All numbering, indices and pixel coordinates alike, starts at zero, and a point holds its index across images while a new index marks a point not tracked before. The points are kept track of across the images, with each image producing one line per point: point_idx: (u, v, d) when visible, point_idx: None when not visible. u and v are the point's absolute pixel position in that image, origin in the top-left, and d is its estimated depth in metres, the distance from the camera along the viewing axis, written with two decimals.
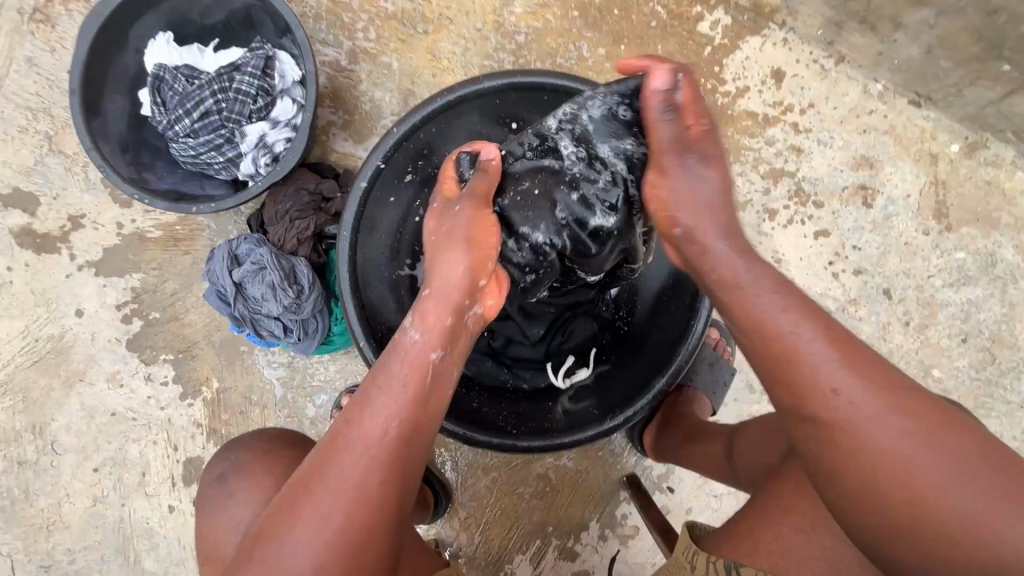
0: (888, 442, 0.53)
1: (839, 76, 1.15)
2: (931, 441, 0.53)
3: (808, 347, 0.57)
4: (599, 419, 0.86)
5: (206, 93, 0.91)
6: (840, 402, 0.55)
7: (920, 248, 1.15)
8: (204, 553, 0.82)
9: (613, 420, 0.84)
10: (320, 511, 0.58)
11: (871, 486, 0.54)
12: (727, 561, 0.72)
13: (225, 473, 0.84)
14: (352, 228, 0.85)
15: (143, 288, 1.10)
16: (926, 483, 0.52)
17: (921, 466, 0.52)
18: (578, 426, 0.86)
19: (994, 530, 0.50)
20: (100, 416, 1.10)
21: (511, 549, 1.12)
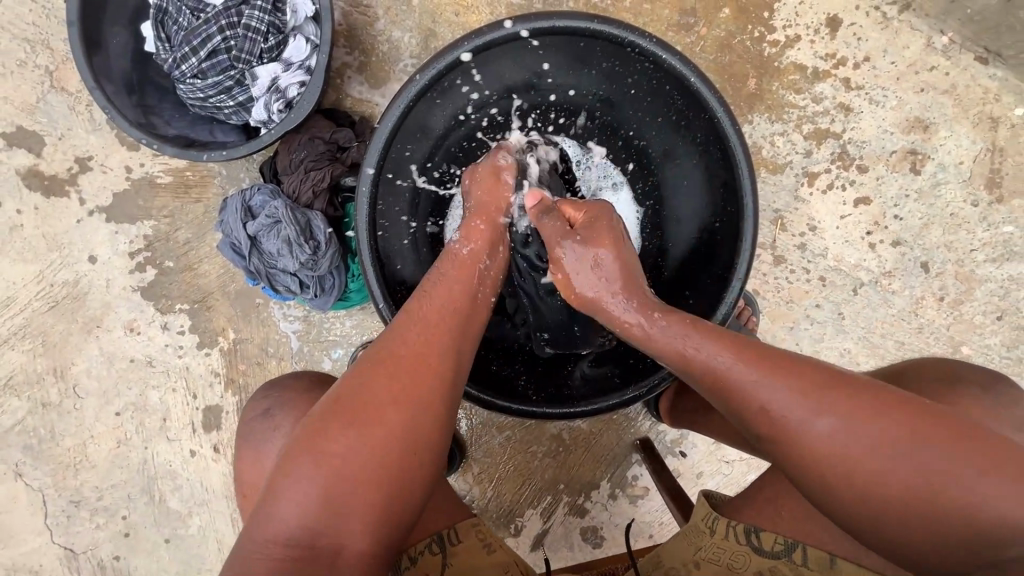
0: (835, 441, 0.56)
1: (901, 27, 1.05)
2: (885, 432, 0.56)
3: (730, 370, 0.61)
4: (621, 389, 0.84)
5: (212, 29, 0.84)
6: (812, 418, 0.57)
7: (966, 219, 1.08)
8: (239, 481, 0.78)
9: (635, 390, 0.81)
10: (324, 463, 0.57)
11: (864, 492, 0.56)
12: (745, 525, 0.71)
13: (272, 407, 0.77)
14: (370, 184, 0.78)
15: (155, 235, 1.08)
16: (897, 480, 0.55)
17: (881, 456, 0.55)
18: (599, 396, 0.84)
19: (983, 504, 0.53)
20: (119, 362, 1.11)
21: (522, 503, 1.15)
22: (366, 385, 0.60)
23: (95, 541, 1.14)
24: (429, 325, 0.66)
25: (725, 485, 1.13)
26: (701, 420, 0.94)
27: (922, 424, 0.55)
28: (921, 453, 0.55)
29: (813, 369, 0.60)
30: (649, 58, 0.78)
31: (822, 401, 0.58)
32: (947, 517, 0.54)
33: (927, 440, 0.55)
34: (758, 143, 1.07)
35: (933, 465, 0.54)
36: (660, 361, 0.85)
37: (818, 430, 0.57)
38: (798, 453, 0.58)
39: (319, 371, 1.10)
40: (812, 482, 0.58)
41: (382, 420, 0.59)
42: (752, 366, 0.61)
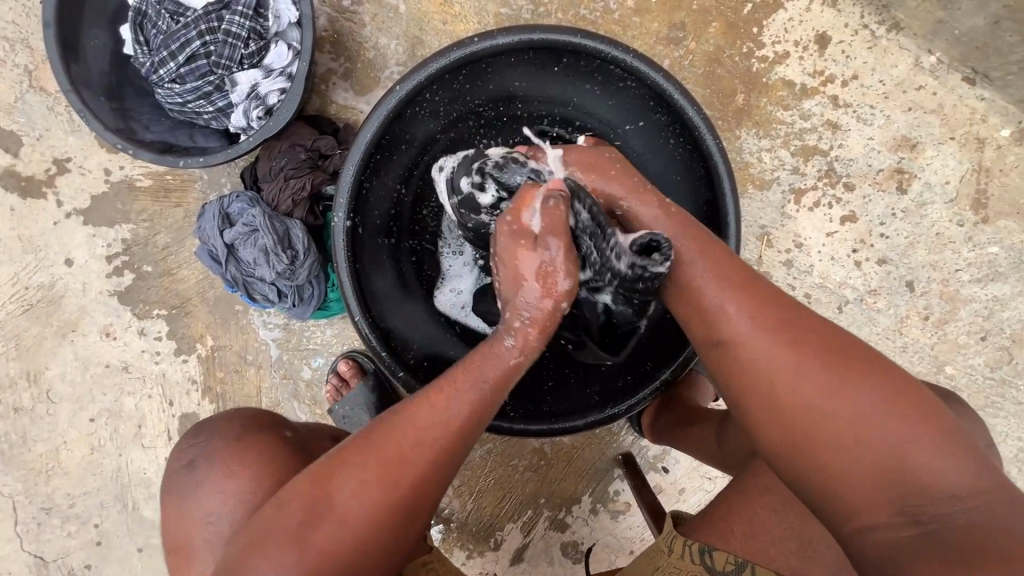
0: (783, 367, 0.54)
1: (890, 45, 1.04)
2: (810, 364, 0.54)
3: (702, 283, 0.62)
4: (600, 406, 0.83)
5: (192, 34, 0.83)
6: (764, 339, 0.56)
7: (952, 239, 1.08)
8: (168, 537, 0.74)
9: (614, 408, 0.81)
10: (290, 554, 0.54)
11: (798, 426, 0.53)
12: (698, 544, 0.69)
13: (196, 458, 0.74)
14: (349, 195, 0.77)
15: (133, 239, 1.06)
16: (833, 415, 0.52)
17: (835, 404, 0.52)
18: (577, 413, 0.83)
19: (907, 454, 0.49)
20: (94, 367, 1.09)
21: (502, 518, 1.13)
22: (361, 482, 0.56)
23: (66, 549, 1.12)
24: (434, 429, 0.58)
25: (707, 502, 1.12)
26: (680, 438, 0.94)
27: (884, 385, 0.52)
28: (874, 417, 0.51)
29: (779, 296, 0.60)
30: (635, 75, 0.78)
31: (773, 328, 0.56)
32: (869, 462, 0.50)
33: (862, 388, 0.52)
34: (746, 158, 1.06)
35: (875, 420, 0.50)
36: (640, 379, 0.84)
37: (758, 343, 0.56)
38: (748, 376, 0.56)
39: (298, 380, 1.09)
40: (749, 397, 0.56)
41: (369, 525, 0.56)
42: (720, 280, 0.61)
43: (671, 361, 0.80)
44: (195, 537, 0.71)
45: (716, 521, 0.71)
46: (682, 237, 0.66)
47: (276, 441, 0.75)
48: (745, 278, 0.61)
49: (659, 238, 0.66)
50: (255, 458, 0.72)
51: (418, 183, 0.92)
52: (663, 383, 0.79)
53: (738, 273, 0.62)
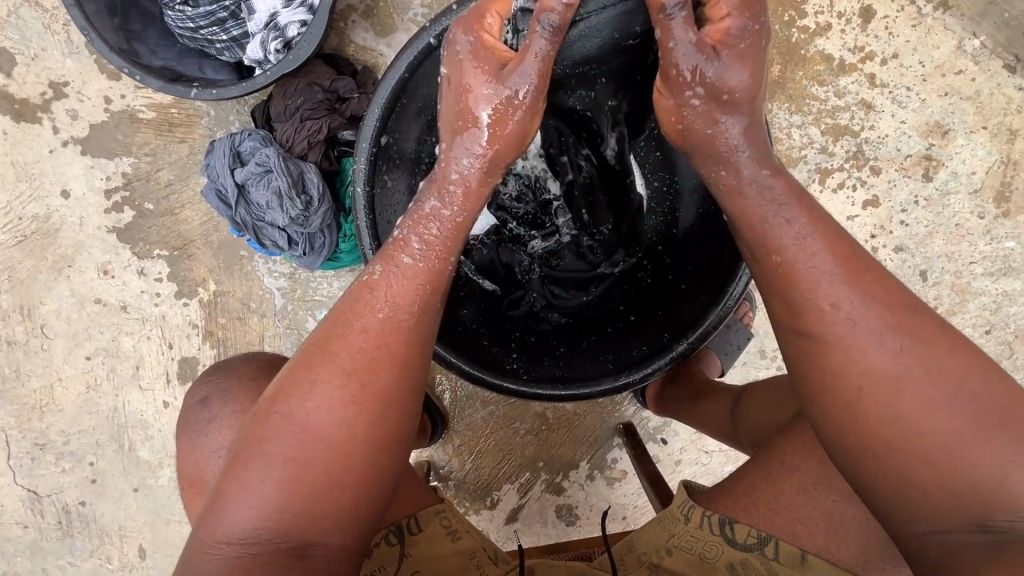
0: (878, 371, 0.53)
1: (934, 25, 1.01)
2: (915, 365, 0.52)
3: (807, 264, 0.57)
4: (614, 374, 0.82)
5: None
6: (880, 334, 0.53)
7: (970, 231, 1.07)
8: (182, 472, 0.74)
9: (628, 377, 0.81)
10: (258, 475, 0.55)
11: (882, 423, 0.52)
12: (720, 516, 0.70)
13: (210, 396, 0.73)
14: (372, 140, 0.74)
15: (134, 174, 1.01)
16: (923, 426, 0.51)
17: (937, 410, 0.51)
18: (591, 379, 0.82)
19: (1005, 474, 0.49)
20: (90, 305, 1.06)
21: (500, 478, 1.14)
22: (321, 362, 0.58)
23: (60, 485, 1.12)
24: (356, 324, 0.60)
25: (702, 474, 1.14)
26: (684, 410, 0.95)
27: (975, 390, 0.51)
28: (957, 408, 0.51)
29: (887, 285, 0.56)
30: None
31: (888, 328, 0.53)
32: (943, 468, 0.50)
33: (963, 399, 0.51)
34: (775, 133, 1.03)
35: (966, 442, 0.50)
36: (654, 349, 0.84)
37: (862, 330, 0.54)
38: (842, 381, 0.54)
39: (302, 332, 1.07)
40: (843, 406, 0.54)
41: (332, 422, 0.57)
42: (835, 262, 0.56)
43: (687, 336, 0.80)
44: (207, 477, 0.71)
45: (735, 496, 0.72)
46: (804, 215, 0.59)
47: (284, 383, 0.73)
48: (862, 263, 0.57)
49: (768, 212, 0.60)
50: (263, 397, 0.71)
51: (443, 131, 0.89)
52: (682, 355, 0.80)
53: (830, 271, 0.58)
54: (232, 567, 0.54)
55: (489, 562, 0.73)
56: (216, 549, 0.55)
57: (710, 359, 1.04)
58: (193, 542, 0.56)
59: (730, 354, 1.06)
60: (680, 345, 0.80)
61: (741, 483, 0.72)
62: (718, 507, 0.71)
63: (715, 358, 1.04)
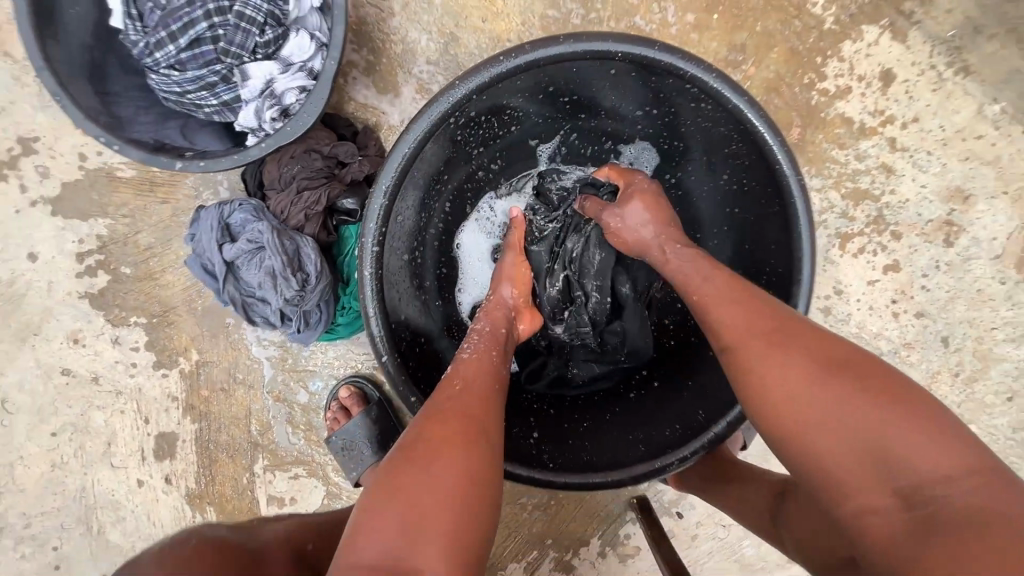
0: (789, 387, 0.52)
1: (956, 89, 0.97)
2: (811, 371, 0.51)
3: (708, 292, 0.62)
4: (647, 459, 0.74)
5: (197, 13, 0.69)
6: (755, 348, 0.55)
7: (991, 297, 1.04)
8: None
9: (664, 461, 0.72)
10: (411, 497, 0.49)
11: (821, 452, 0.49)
12: None
13: None
14: (380, 220, 0.66)
15: (110, 237, 0.93)
16: (851, 428, 0.48)
17: (838, 410, 0.49)
18: (623, 463, 0.74)
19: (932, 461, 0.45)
20: (58, 377, 0.96)
21: (505, 556, 1.07)
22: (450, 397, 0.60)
23: (20, 572, 1.01)
24: (475, 365, 0.65)
25: (718, 550, 1.08)
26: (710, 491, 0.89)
27: (872, 383, 0.49)
28: (886, 425, 0.47)
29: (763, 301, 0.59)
30: (712, 99, 0.67)
31: (765, 336, 0.55)
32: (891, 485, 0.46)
33: (866, 397, 0.48)
34: None
35: (904, 441, 0.46)
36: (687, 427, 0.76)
37: (742, 334, 0.57)
38: (778, 416, 0.52)
39: (293, 404, 0.99)
40: (764, 420, 0.53)
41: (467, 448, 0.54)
42: (721, 282, 0.62)
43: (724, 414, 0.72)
44: None
45: None
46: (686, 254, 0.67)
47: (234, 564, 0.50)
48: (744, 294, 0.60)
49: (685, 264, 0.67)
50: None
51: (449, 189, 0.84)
52: (719, 439, 0.72)
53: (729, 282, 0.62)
54: None
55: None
56: None
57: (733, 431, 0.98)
58: None
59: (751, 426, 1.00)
60: (719, 426, 0.72)
61: None
62: None
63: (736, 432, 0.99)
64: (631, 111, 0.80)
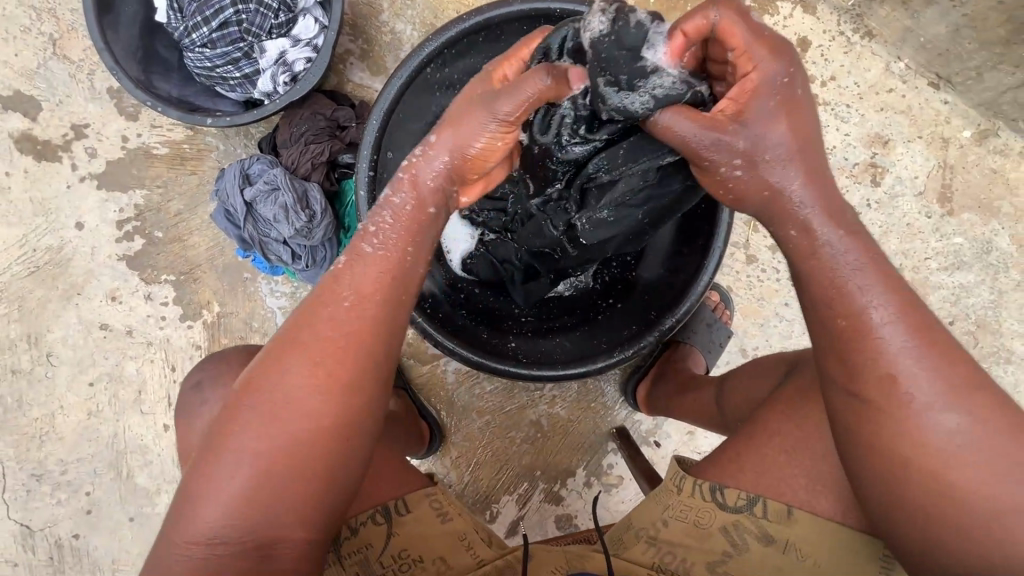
0: (893, 375, 0.54)
1: (864, 51, 1.14)
2: (913, 360, 0.54)
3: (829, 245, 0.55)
4: (607, 352, 0.87)
5: (226, 2, 0.87)
6: (865, 312, 0.55)
7: (920, 230, 1.17)
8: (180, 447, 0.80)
9: (620, 353, 0.86)
10: (227, 475, 0.56)
11: (886, 438, 0.55)
12: (710, 482, 0.70)
13: (201, 380, 0.80)
14: (372, 148, 0.83)
15: (146, 205, 1.08)
16: (923, 436, 0.54)
17: (933, 418, 0.53)
18: (586, 358, 0.87)
19: (986, 490, 0.52)
20: (97, 331, 1.10)
21: (498, 489, 1.15)
22: (301, 348, 0.59)
23: (55, 517, 1.11)
24: (371, 295, 0.60)
25: None
26: (673, 405, 1.00)
27: (973, 399, 0.53)
28: (957, 458, 0.53)
29: (889, 271, 0.56)
30: None
31: (895, 313, 0.55)
32: (923, 482, 0.54)
33: (959, 408, 0.53)
34: None
35: (966, 458, 0.53)
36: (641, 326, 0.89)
37: (862, 302, 0.55)
38: (874, 396, 0.55)
39: None
40: (849, 390, 0.56)
41: (308, 416, 0.57)
42: (839, 231, 0.55)
43: (671, 310, 0.86)
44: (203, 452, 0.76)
45: (727, 465, 0.71)
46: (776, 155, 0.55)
47: None
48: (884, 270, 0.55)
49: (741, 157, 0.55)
50: None
51: None
52: (670, 329, 0.85)
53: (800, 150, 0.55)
54: (200, 564, 0.56)
55: (480, 542, 0.72)
56: (187, 546, 0.56)
57: (696, 356, 1.09)
58: (165, 540, 0.58)
59: (714, 352, 1.11)
60: (667, 319, 0.85)
61: (732, 452, 0.71)
62: (709, 477, 0.71)
63: (700, 357, 1.10)
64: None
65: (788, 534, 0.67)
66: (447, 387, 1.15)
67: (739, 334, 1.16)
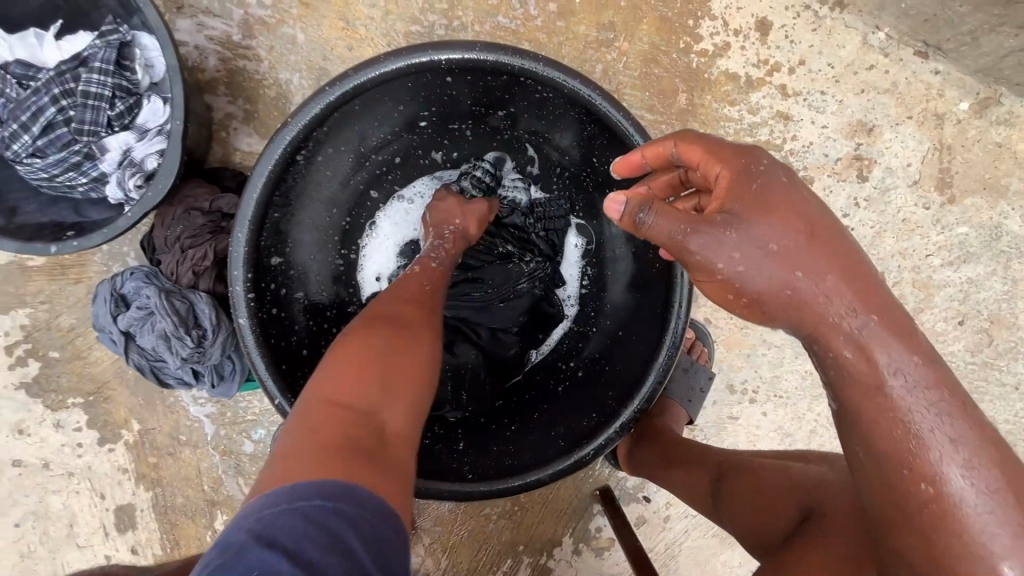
0: (889, 391, 0.49)
1: (835, 25, 0.96)
2: (920, 376, 0.49)
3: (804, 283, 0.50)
4: (563, 451, 0.74)
5: (44, 100, 0.71)
6: (851, 317, 0.50)
7: (919, 224, 1.02)
8: None
9: (578, 454, 0.73)
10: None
11: (879, 457, 0.49)
12: None
13: None
14: (245, 265, 0.66)
15: (34, 325, 0.95)
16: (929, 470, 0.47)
17: (947, 456, 0.47)
18: (540, 462, 0.74)
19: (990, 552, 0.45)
20: (10, 469, 0.98)
21: (481, 571, 1.06)
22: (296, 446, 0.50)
23: None
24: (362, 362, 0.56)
25: (694, 528, 1.06)
26: (656, 476, 0.88)
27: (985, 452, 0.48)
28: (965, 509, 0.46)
29: (882, 297, 0.51)
30: (548, 86, 0.68)
31: (893, 331, 0.49)
32: (927, 525, 0.47)
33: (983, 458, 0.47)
34: None
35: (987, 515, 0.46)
36: (602, 415, 0.76)
37: (837, 316, 0.50)
38: (868, 410, 0.50)
39: (240, 456, 1.00)
40: (852, 407, 0.51)
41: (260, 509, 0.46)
42: (829, 270, 0.50)
43: (632, 395, 0.73)
44: None
45: None
46: (783, 218, 0.50)
47: None
48: (883, 306, 0.50)
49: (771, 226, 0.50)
50: None
51: (344, 224, 0.86)
52: (631, 421, 0.72)
53: (816, 229, 0.51)
54: None
55: None
56: None
57: (676, 409, 0.97)
58: None
59: (694, 399, 0.98)
60: (629, 409, 0.72)
61: None
62: None
63: (681, 408, 0.97)
64: (492, 113, 0.79)
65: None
66: None
67: (724, 370, 1.04)
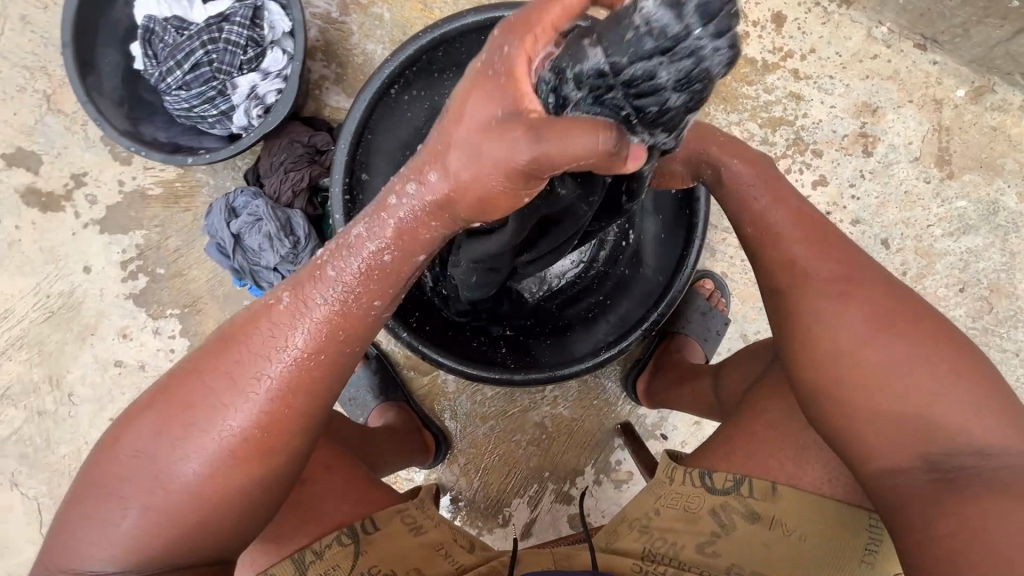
0: (847, 322, 0.61)
1: (842, 19, 1.11)
2: (864, 304, 0.62)
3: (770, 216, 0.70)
4: (594, 350, 0.87)
5: (196, 45, 0.90)
6: (797, 256, 0.67)
7: (920, 197, 1.13)
8: None
9: (608, 351, 0.85)
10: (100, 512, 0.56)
11: (835, 371, 0.60)
12: (700, 469, 0.74)
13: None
14: (344, 170, 0.83)
15: (147, 244, 1.13)
16: (881, 367, 0.58)
17: (885, 354, 0.58)
18: (573, 359, 0.87)
19: (961, 418, 0.55)
20: (112, 368, 1.15)
21: (509, 493, 1.16)
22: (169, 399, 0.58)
23: None
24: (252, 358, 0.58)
25: None
26: (669, 393, 1.01)
27: (929, 339, 0.59)
28: (930, 399, 0.56)
29: (831, 245, 0.67)
30: None
31: (838, 272, 0.64)
32: (894, 414, 0.57)
33: (928, 358, 0.57)
34: None
35: (934, 389, 0.56)
36: (630, 323, 0.89)
37: (799, 258, 0.67)
38: (817, 338, 0.62)
39: None
40: (804, 342, 0.63)
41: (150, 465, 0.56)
42: (791, 221, 0.69)
43: (657, 302, 0.86)
44: None
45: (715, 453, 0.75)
46: (765, 186, 0.72)
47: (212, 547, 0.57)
48: (822, 236, 0.68)
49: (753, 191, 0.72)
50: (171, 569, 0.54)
51: None
52: (655, 323, 0.85)
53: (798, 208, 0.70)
54: None
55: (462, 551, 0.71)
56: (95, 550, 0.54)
57: (692, 346, 1.10)
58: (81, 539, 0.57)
59: (710, 339, 1.11)
60: (654, 313, 0.85)
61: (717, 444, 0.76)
62: (698, 463, 0.75)
63: (697, 346, 1.10)
64: None
65: (772, 508, 0.70)
66: (450, 396, 1.17)
67: (739, 320, 1.14)
